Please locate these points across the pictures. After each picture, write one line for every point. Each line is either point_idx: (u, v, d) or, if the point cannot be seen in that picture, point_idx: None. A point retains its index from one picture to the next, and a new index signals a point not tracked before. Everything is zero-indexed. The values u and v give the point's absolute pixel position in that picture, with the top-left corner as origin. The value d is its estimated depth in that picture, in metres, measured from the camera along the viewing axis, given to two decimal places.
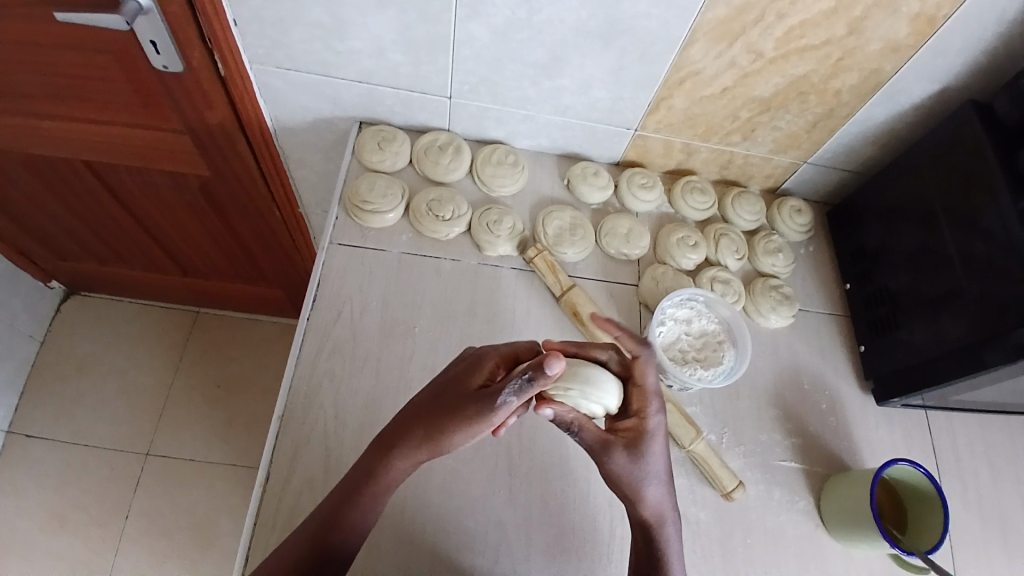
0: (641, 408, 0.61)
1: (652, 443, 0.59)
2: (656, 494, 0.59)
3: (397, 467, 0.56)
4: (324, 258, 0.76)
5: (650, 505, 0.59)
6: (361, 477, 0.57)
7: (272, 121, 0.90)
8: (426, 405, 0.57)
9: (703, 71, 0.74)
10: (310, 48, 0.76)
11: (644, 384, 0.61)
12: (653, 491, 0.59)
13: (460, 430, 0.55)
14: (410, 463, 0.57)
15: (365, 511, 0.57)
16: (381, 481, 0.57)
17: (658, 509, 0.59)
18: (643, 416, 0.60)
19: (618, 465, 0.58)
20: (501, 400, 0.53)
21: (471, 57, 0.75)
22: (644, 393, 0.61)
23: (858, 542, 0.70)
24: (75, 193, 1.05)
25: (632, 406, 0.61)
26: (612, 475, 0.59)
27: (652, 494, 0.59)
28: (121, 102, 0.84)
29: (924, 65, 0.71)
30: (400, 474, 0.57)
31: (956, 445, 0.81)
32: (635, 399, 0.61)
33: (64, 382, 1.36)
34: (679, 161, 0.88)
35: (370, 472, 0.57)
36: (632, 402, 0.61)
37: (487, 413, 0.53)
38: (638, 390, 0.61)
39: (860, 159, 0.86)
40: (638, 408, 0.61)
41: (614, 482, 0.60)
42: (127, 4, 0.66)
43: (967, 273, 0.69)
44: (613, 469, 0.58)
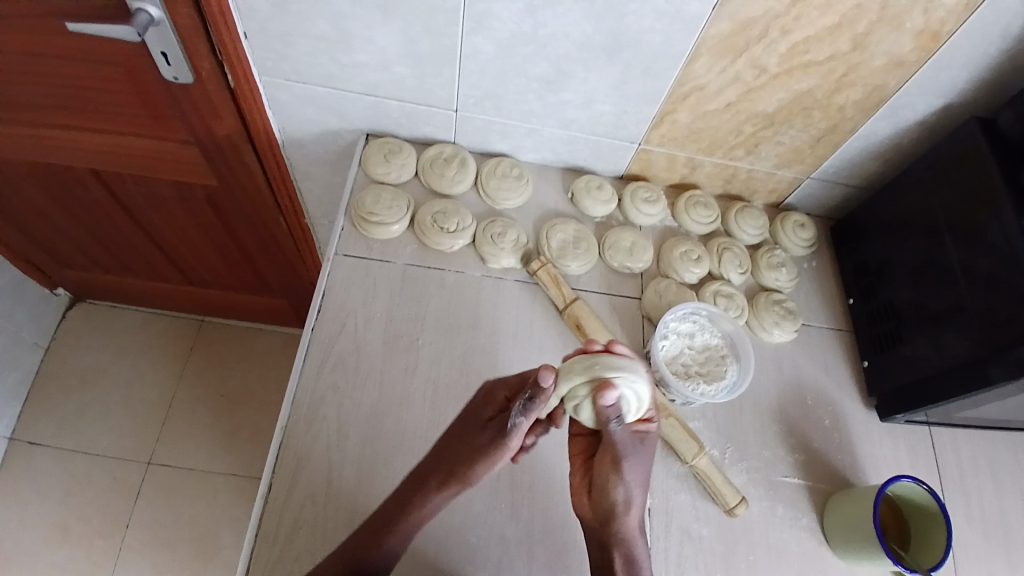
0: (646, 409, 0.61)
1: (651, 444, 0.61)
2: (639, 503, 0.62)
3: (430, 502, 0.59)
4: (329, 269, 0.76)
5: (634, 517, 0.62)
6: (396, 507, 0.58)
7: (279, 133, 0.91)
8: (448, 442, 0.60)
9: (707, 86, 0.74)
10: (317, 60, 0.77)
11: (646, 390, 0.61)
12: (638, 500, 0.62)
13: (485, 457, 0.58)
14: (444, 496, 0.59)
15: (397, 543, 0.57)
16: (415, 515, 0.58)
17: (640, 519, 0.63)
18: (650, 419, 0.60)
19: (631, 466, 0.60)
20: (512, 424, 0.57)
21: (477, 71, 0.75)
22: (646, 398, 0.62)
23: (862, 560, 0.69)
24: (83, 203, 1.06)
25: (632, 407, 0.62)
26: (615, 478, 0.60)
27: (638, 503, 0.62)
28: (130, 113, 0.85)
29: (926, 80, 0.71)
30: (435, 509, 0.59)
31: (961, 461, 0.80)
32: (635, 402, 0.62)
33: (68, 391, 1.36)
34: (683, 175, 0.89)
35: (404, 505, 0.58)
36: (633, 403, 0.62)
37: (502, 440, 0.58)
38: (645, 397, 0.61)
39: (863, 174, 0.86)
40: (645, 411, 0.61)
41: (614, 486, 0.60)
42: (138, 16, 0.67)
43: (970, 289, 0.69)
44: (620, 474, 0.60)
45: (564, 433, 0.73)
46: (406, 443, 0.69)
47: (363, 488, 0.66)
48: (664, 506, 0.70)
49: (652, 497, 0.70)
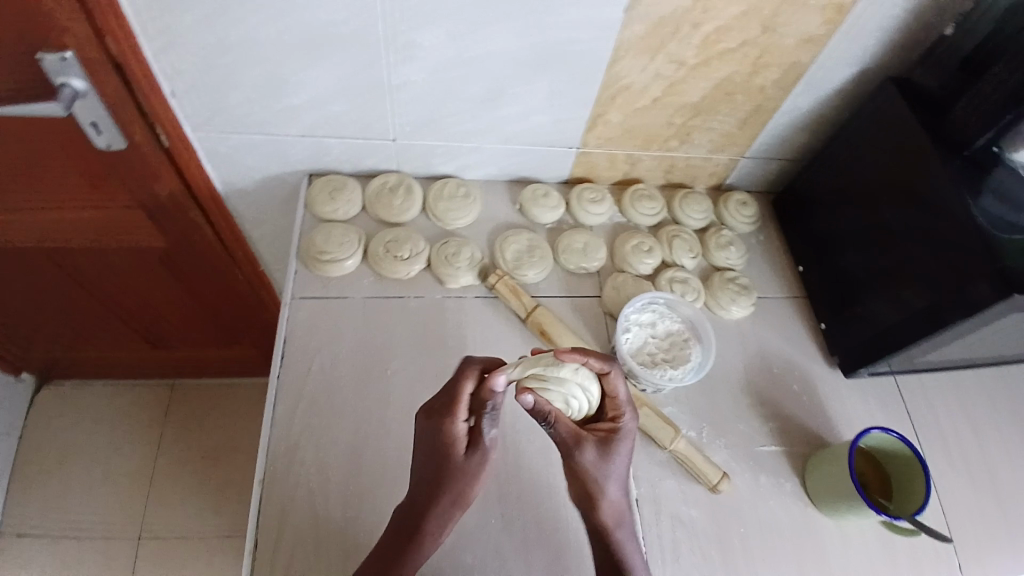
0: (615, 414, 0.62)
1: (618, 451, 0.60)
2: (615, 500, 0.60)
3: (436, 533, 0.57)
4: (288, 313, 0.77)
5: (611, 510, 0.60)
6: (396, 552, 0.57)
7: (221, 185, 0.91)
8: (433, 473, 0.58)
9: (633, 85, 0.77)
10: (251, 109, 0.78)
11: (619, 392, 0.63)
12: (612, 495, 0.60)
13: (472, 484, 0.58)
14: (440, 531, 0.58)
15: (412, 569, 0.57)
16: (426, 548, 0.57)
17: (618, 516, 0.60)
18: (619, 421, 0.62)
19: (588, 461, 0.59)
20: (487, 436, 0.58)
21: (410, 99, 0.77)
22: (617, 401, 0.63)
23: (848, 515, 0.71)
24: (33, 281, 1.04)
25: (608, 412, 0.63)
26: (577, 473, 0.60)
27: (611, 498, 0.60)
28: (68, 186, 0.85)
29: (838, 51, 0.75)
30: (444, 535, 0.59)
31: (929, 406, 0.84)
32: (609, 407, 0.63)
33: (45, 476, 1.33)
34: (625, 171, 0.91)
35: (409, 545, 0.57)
36: (606, 408, 0.63)
37: (484, 451, 0.58)
38: (615, 400, 0.63)
39: (795, 147, 0.89)
40: (615, 414, 0.62)
41: (575, 479, 0.61)
42: (63, 91, 0.68)
43: (912, 244, 0.72)
44: (578, 467, 0.60)
45: (544, 438, 0.74)
46: (388, 473, 0.69)
47: (351, 525, 0.66)
48: (651, 495, 0.72)
49: (638, 489, 0.72)
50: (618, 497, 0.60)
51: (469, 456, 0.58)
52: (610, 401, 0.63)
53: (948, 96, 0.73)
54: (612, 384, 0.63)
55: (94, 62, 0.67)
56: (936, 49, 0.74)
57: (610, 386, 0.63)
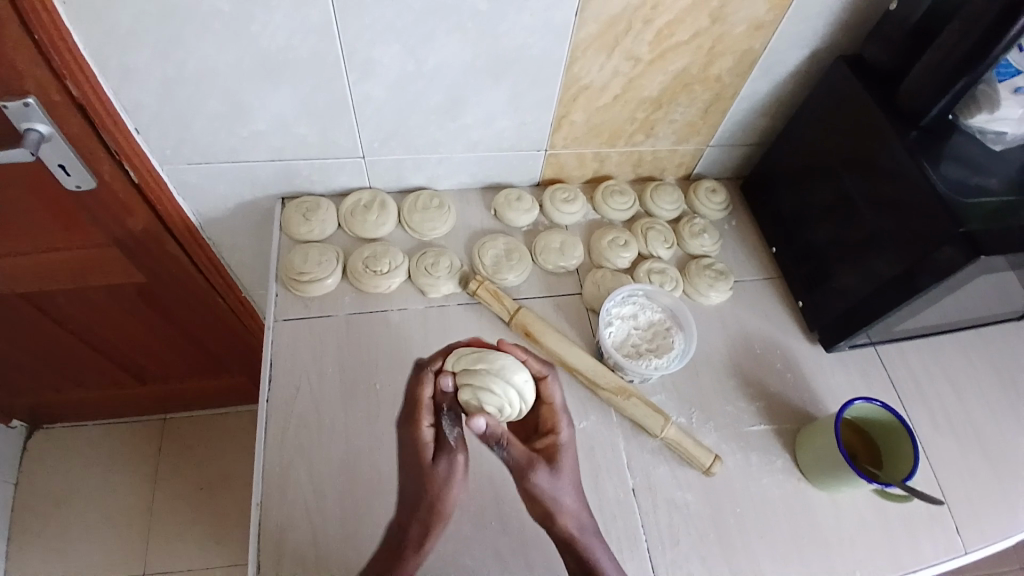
0: (553, 425, 0.71)
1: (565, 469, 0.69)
2: (572, 508, 0.69)
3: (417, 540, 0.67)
4: (272, 336, 0.77)
5: None
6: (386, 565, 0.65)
7: (195, 215, 0.91)
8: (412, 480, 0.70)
9: (592, 84, 0.79)
10: (216, 138, 0.78)
11: (555, 398, 0.71)
12: (569, 503, 0.69)
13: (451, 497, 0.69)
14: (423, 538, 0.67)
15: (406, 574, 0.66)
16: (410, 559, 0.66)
17: (578, 521, 0.68)
18: (557, 431, 0.71)
19: (541, 482, 0.68)
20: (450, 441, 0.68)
21: (375, 115, 0.78)
22: (554, 411, 0.71)
23: (839, 486, 0.73)
24: (13, 327, 1.03)
25: (547, 424, 0.71)
26: (533, 494, 0.68)
27: (568, 507, 0.69)
28: (40, 231, 0.84)
29: (788, 34, 0.77)
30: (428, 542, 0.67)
31: (909, 371, 0.86)
32: (548, 418, 0.71)
33: (43, 523, 1.32)
34: (594, 169, 0.93)
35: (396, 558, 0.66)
36: (547, 421, 0.71)
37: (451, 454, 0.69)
38: (556, 412, 0.71)
39: (757, 131, 0.91)
40: (552, 425, 0.71)
41: (531, 500, 0.69)
42: (29, 136, 0.68)
43: (876, 215, 0.74)
44: (532, 487, 0.68)
45: None
46: (385, 485, 0.69)
47: (352, 541, 0.66)
48: (646, 483, 0.73)
49: (633, 478, 0.73)
50: (575, 519, 0.69)
51: (441, 461, 0.69)
52: (547, 409, 0.71)
53: (897, 71, 0.75)
54: (548, 391, 0.71)
55: (56, 104, 0.67)
56: (884, 24, 0.74)
57: (548, 397, 0.71)
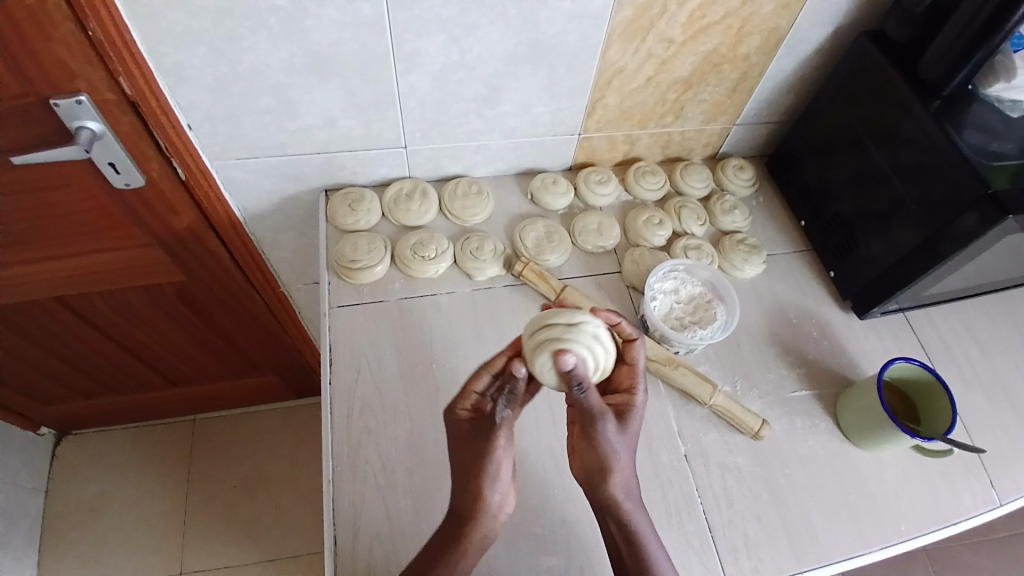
0: (628, 385, 0.64)
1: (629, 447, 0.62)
2: (622, 472, 0.61)
3: (485, 520, 0.60)
4: (329, 323, 0.79)
5: (617, 482, 0.61)
6: (443, 545, 0.60)
7: (238, 210, 0.93)
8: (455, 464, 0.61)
9: (626, 68, 0.80)
10: (265, 133, 0.80)
11: (637, 362, 0.65)
12: (619, 464, 0.61)
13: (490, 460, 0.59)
14: (492, 515, 0.60)
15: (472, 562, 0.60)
16: (476, 537, 0.60)
17: (625, 486, 0.61)
18: (632, 392, 0.64)
19: (607, 431, 0.59)
20: (499, 416, 0.59)
21: (417, 106, 0.80)
22: (633, 370, 0.64)
23: (884, 445, 0.75)
24: (51, 332, 1.05)
25: (620, 384, 0.65)
26: (594, 441, 0.60)
27: (617, 470, 0.61)
28: (87, 233, 0.86)
29: (813, 12, 0.79)
30: (495, 521, 0.61)
31: (940, 333, 0.89)
32: (624, 376, 0.65)
33: (79, 529, 1.33)
34: (625, 152, 0.95)
35: (451, 538, 0.60)
36: (620, 379, 0.65)
37: (490, 434, 0.59)
38: (631, 369, 0.65)
39: (782, 109, 0.94)
40: (628, 384, 0.64)
41: (593, 449, 0.61)
42: (81, 134, 0.69)
43: (903, 183, 0.77)
44: (597, 435, 0.59)
45: None
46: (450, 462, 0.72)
47: (423, 514, 0.69)
48: (698, 448, 0.75)
49: (685, 444, 0.75)
50: (625, 478, 0.61)
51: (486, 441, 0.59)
52: (625, 371, 0.65)
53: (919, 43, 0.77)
54: (631, 353, 0.65)
55: (109, 103, 0.69)
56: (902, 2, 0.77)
57: (628, 356, 0.65)
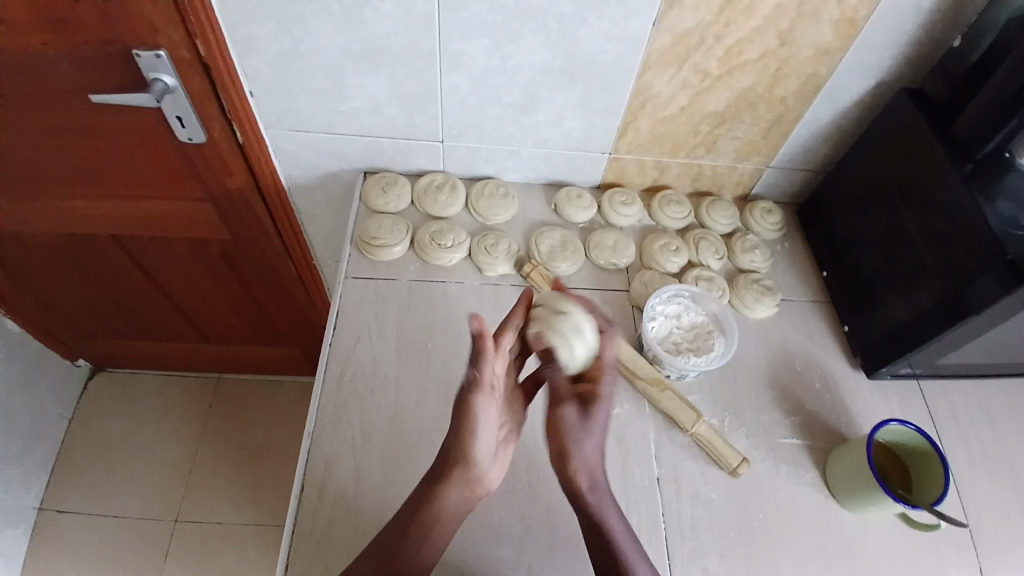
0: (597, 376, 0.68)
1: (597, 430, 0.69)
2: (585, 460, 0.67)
3: (447, 497, 0.63)
4: (341, 292, 0.84)
5: (579, 468, 0.67)
6: (408, 515, 0.63)
7: (285, 180, 1.00)
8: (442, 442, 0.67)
9: (660, 93, 0.83)
10: (316, 111, 0.87)
11: (607, 354, 0.68)
12: (582, 450, 0.67)
13: (475, 417, 0.65)
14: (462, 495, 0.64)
15: (425, 543, 0.61)
16: (426, 517, 0.62)
17: (591, 479, 0.67)
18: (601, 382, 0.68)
19: (567, 412, 0.68)
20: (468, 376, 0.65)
21: (457, 104, 0.85)
22: (602, 362, 0.68)
23: (869, 508, 0.73)
24: (103, 268, 1.15)
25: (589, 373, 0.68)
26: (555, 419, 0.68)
27: (582, 457, 0.67)
28: (149, 179, 0.95)
29: (853, 64, 0.79)
30: (456, 507, 0.63)
31: (953, 408, 0.84)
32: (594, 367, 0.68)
33: (93, 460, 1.42)
34: (654, 178, 0.96)
35: (417, 510, 0.63)
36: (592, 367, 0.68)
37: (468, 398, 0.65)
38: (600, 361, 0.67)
39: (818, 158, 0.93)
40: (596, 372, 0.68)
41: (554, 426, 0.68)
42: (155, 84, 0.77)
43: (927, 245, 0.76)
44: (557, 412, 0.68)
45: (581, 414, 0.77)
46: (428, 438, 0.74)
47: (390, 483, 0.71)
48: (673, 473, 0.75)
49: (659, 468, 0.75)
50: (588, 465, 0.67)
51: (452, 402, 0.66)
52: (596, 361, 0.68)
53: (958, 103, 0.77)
54: (604, 348, 0.67)
55: (183, 61, 0.77)
56: (946, 61, 0.77)
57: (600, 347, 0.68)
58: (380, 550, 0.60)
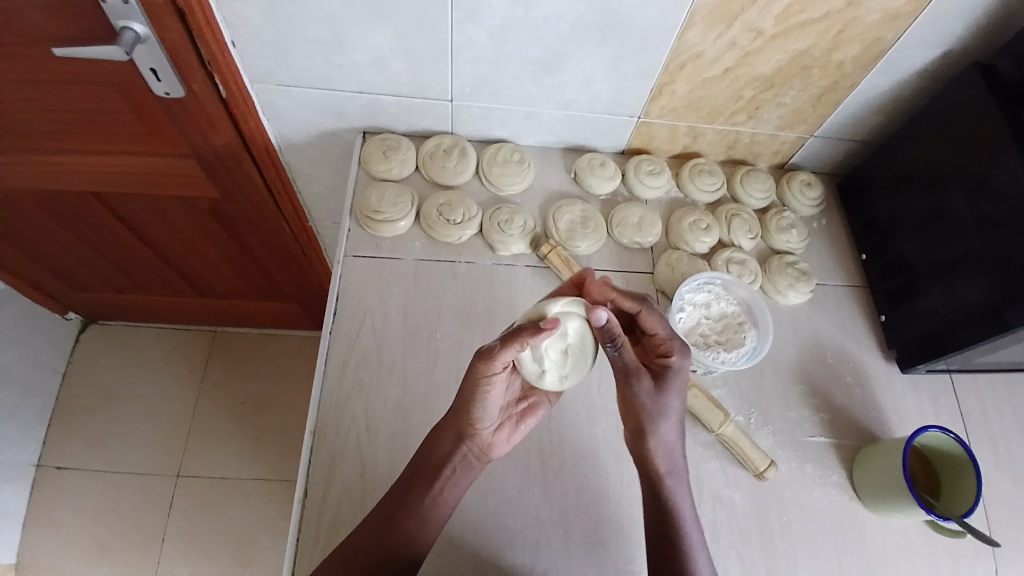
0: (666, 350, 0.61)
1: (675, 383, 0.60)
2: (667, 434, 0.61)
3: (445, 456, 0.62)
4: (341, 270, 0.77)
5: (660, 443, 0.61)
6: (408, 483, 0.62)
7: (275, 137, 0.91)
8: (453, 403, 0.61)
9: (703, 54, 0.73)
10: (310, 64, 0.77)
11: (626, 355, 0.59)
12: (664, 434, 0.61)
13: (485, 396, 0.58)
14: (460, 475, 0.63)
15: (422, 514, 0.61)
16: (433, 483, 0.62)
17: (669, 458, 0.62)
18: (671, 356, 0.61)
19: (643, 392, 0.60)
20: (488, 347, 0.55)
21: (471, 60, 0.74)
22: (660, 339, 0.61)
23: (895, 513, 0.70)
24: (84, 224, 1.06)
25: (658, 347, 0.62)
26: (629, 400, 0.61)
27: (663, 435, 0.61)
28: (127, 132, 0.84)
29: (926, 29, 0.69)
30: (459, 479, 0.63)
31: (986, 405, 0.80)
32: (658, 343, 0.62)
33: (90, 413, 1.40)
34: (685, 145, 0.87)
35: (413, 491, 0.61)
36: (659, 342, 0.61)
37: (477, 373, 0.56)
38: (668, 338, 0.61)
39: (867, 129, 0.84)
40: (665, 349, 0.61)
41: (631, 409, 0.62)
42: (125, 34, 0.67)
43: (981, 238, 0.68)
44: (633, 391, 0.61)
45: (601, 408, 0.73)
46: None
47: None
48: (694, 475, 0.71)
49: None
50: (671, 438, 0.61)
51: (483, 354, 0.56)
52: (655, 339, 0.62)
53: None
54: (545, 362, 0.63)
55: (156, 7, 0.66)
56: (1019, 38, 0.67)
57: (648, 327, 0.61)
58: (388, 509, 0.60)
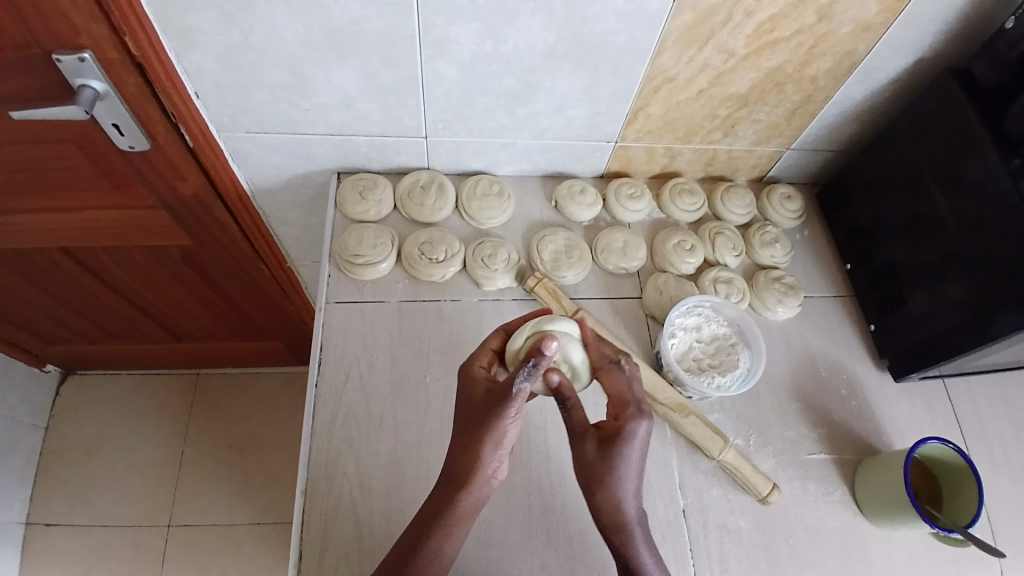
0: (621, 412, 0.58)
1: (623, 447, 0.56)
2: (620, 499, 0.57)
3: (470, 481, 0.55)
4: (323, 319, 0.75)
5: (620, 501, 0.57)
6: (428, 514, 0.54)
7: (247, 183, 0.88)
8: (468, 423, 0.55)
9: (677, 76, 0.72)
10: (277, 108, 0.74)
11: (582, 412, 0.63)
12: (621, 493, 0.57)
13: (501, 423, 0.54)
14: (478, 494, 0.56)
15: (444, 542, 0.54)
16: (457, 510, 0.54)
17: (631, 512, 0.57)
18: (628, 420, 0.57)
19: (589, 455, 0.57)
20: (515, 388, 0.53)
21: (442, 96, 0.73)
22: (621, 400, 0.59)
23: (900, 527, 0.69)
24: (53, 279, 1.02)
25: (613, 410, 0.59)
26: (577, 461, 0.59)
27: (621, 494, 0.57)
28: (91, 187, 0.81)
29: (896, 39, 0.70)
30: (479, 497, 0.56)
31: (978, 407, 0.80)
32: (615, 406, 0.59)
33: (73, 468, 1.35)
34: (663, 165, 0.87)
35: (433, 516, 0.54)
36: (618, 407, 0.59)
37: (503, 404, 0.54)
38: (625, 396, 0.59)
39: (843, 138, 0.84)
40: (621, 413, 0.58)
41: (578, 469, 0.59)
42: (83, 92, 0.64)
43: (966, 244, 0.68)
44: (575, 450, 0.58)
45: None
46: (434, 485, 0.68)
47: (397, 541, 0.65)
48: (697, 504, 0.70)
49: (684, 498, 0.70)
50: (628, 498, 0.57)
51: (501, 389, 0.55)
52: (615, 400, 0.60)
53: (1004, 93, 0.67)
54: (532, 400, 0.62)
55: (113, 62, 0.63)
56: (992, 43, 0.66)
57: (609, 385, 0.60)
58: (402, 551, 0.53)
